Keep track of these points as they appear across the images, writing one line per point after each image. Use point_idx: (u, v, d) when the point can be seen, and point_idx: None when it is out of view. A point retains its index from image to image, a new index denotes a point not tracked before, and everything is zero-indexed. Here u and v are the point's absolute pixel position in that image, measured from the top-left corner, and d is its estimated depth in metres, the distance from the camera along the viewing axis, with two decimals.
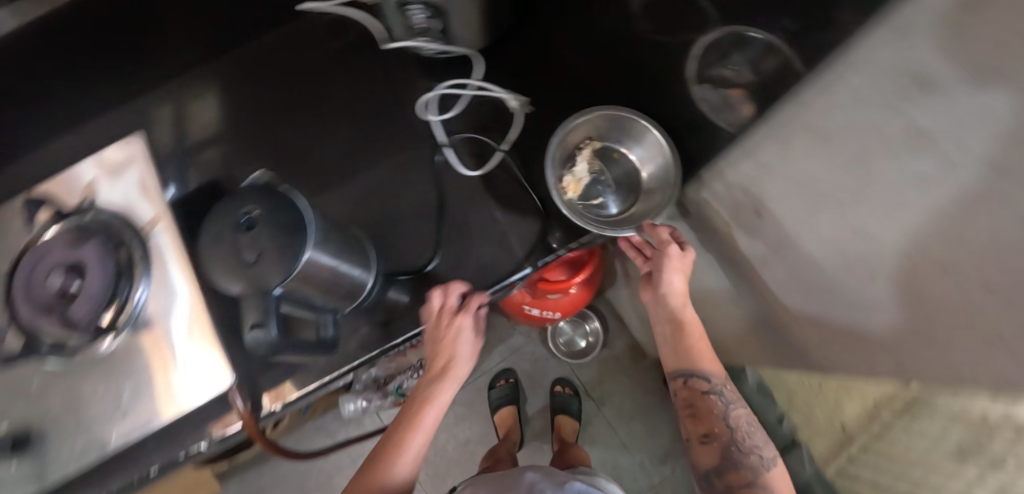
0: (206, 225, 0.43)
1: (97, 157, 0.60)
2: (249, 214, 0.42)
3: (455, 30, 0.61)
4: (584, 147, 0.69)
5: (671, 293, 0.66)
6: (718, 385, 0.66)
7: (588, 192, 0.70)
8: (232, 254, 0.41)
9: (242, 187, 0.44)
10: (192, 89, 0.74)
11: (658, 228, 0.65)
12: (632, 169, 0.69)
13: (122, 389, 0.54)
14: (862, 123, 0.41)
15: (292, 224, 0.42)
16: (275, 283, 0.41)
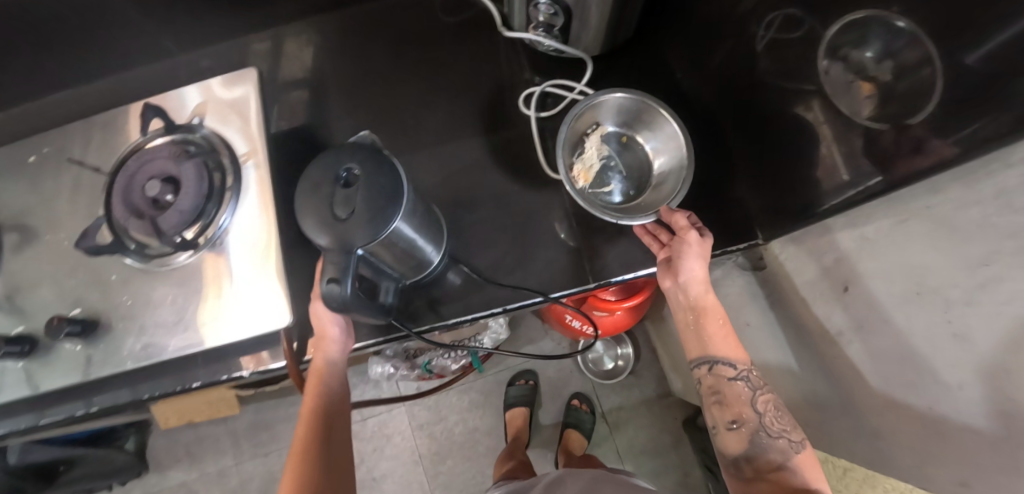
0: (307, 173, 0.44)
1: (214, 81, 0.63)
2: (349, 171, 0.43)
3: (575, 32, 0.61)
4: (592, 132, 0.68)
5: (690, 280, 0.56)
6: (743, 370, 0.55)
7: (598, 179, 0.68)
8: (325, 206, 0.42)
9: (347, 143, 0.45)
10: (313, 34, 0.77)
11: (676, 213, 0.57)
12: (646, 158, 0.68)
13: (188, 303, 0.57)
14: (997, 226, 0.37)
15: (389, 190, 0.43)
16: (359, 242, 0.42)
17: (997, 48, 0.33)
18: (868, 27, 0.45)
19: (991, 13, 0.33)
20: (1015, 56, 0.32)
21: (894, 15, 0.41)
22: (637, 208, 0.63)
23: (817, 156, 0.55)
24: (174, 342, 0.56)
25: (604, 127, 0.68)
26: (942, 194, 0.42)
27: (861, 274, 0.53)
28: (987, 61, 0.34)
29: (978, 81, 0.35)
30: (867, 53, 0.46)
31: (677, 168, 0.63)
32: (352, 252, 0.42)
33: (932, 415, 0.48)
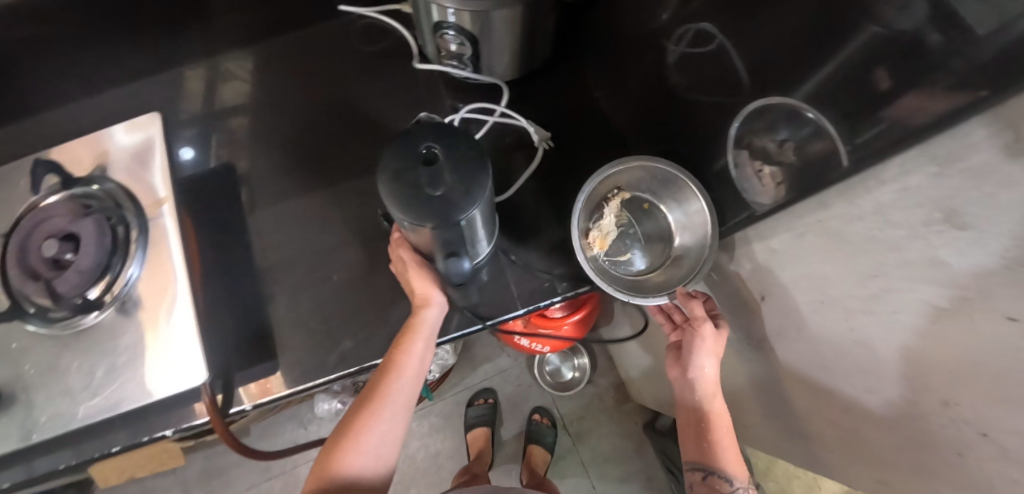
0: (382, 158, 0.43)
1: (116, 128, 0.60)
2: (429, 147, 0.44)
3: (484, 57, 0.62)
4: (611, 199, 0.67)
5: (701, 381, 0.60)
6: (738, 487, 0.59)
7: (615, 246, 0.68)
8: (418, 186, 0.42)
9: (413, 124, 0.45)
10: (224, 69, 0.75)
11: (694, 302, 0.57)
12: (667, 229, 0.65)
13: (96, 366, 0.53)
14: (880, 239, 0.39)
15: (472, 156, 0.44)
16: (462, 212, 0.43)
17: (849, 65, 0.36)
18: (777, 116, 0.46)
19: (854, 36, 0.35)
20: (857, 72, 0.36)
21: (805, 106, 0.42)
22: (652, 286, 0.63)
23: (725, 181, 0.57)
24: (83, 409, 0.52)
25: (626, 193, 0.66)
26: (831, 207, 0.44)
27: (770, 285, 0.55)
28: (840, 78, 0.37)
29: (837, 100, 0.38)
30: (776, 138, 0.47)
31: (698, 248, 0.60)
32: (457, 224, 0.43)
33: (849, 415, 0.50)
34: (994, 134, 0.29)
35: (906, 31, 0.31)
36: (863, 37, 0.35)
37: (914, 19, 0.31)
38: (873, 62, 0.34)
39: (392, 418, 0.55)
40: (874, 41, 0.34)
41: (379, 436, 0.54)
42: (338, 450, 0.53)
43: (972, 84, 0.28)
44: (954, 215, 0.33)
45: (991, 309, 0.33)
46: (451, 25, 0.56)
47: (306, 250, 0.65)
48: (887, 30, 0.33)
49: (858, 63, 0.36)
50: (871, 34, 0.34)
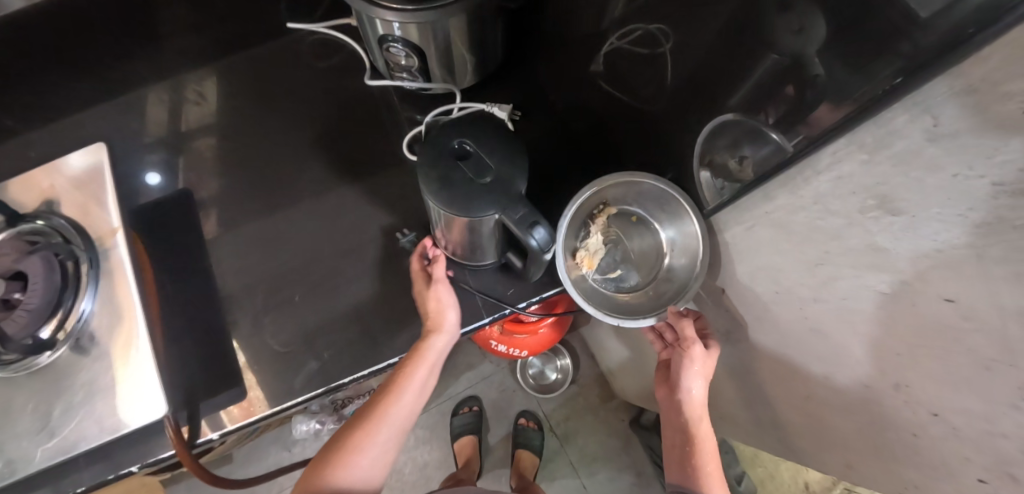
0: (423, 173, 0.46)
1: (62, 161, 0.59)
2: (460, 144, 0.48)
3: (432, 70, 0.62)
4: (597, 215, 0.64)
5: (689, 402, 0.59)
6: None
7: (603, 264, 0.66)
8: (469, 181, 0.46)
9: (435, 132, 0.49)
10: (173, 93, 0.74)
11: (685, 320, 0.58)
12: (656, 245, 0.64)
13: (51, 407, 0.52)
14: (822, 228, 0.40)
15: (502, 139, 0.48)
16: (520, 184, 0.46)
17: (766, 81, 0.38)
18: (738, 135, 0.44)
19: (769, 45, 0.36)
20: (769, 86, 0.38)
21: (766, 127, 0.40)
22: (646, 306, 0.62)
23: (688, 179, 0.57)
24: (40, 452, 0.51)
25: (613, 209, 0.64)
26: (776, 199, 0.45)
27: (732, 277, 0.57)
28: (756, 92, 0.39)
29: (752, 113, 0.41)
30: (738, 157, 0.46)
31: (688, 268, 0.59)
32: (522, 197, 0.46)
33: (812, 402, 0.51)
34: (914, 119, 0.30)
35: (802, 53, 0.34)
36: (767, 62, 0.37)
37: (815, 37, 0.32)
38: (780, 81, 0.37)
39: (388, 439, 0.55)
40: (775, 66, 0.36)
41: (372, 457, 0.53)
42: (329, 466, 0.52)
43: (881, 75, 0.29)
44: (886, 201, 0.34)
45: (927, 291, 0.34)
46: (396, 38, 0.56)
47: (269, 271, 0.65)
48: (792, 49, 0.34)
49: (767, 81, 0.38)
50: (771, 60, 0.36)
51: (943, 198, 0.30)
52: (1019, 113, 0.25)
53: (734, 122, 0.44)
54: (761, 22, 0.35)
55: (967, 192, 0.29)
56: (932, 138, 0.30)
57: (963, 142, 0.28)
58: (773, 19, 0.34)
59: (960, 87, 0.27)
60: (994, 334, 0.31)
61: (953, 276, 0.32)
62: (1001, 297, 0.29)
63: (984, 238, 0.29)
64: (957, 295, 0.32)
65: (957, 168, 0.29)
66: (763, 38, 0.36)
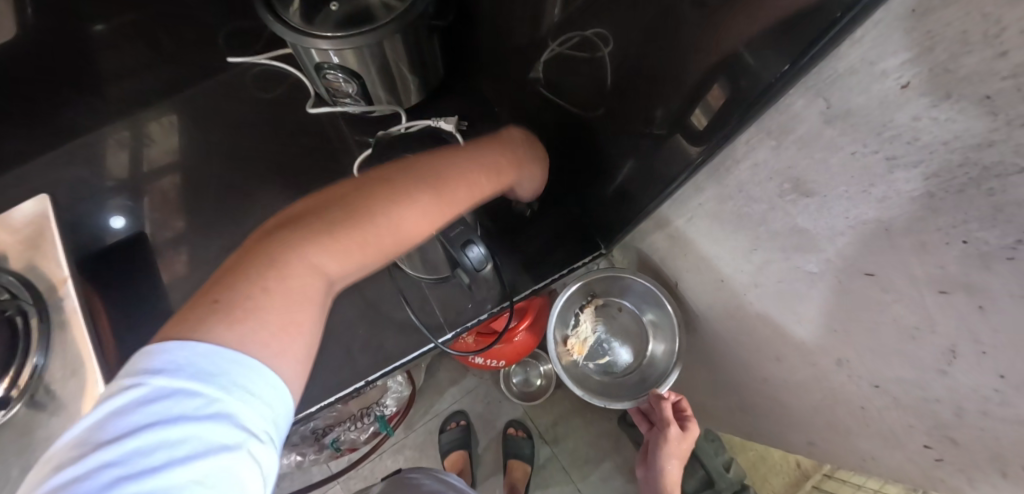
0: None
1: (5, 216, 0.59)
2: None
3: (375, 92, 0.63)
4: (586, 306, 0.76)
5: (662, 478, 0.62)
6: None
7: (594, 350, 0.77)
8: None
9: None
10: (123, 138, 0.75)
11: (664, 404, 0.63)
12: (643, 334, 0.73)
13: (8, 467, 0.50)
14: (747, 214, 0.42)
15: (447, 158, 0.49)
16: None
17: (691, 80, 0.38)
18: (684, 127, 0.42)
19: (687, 30, 0.35)
20: (697, 86, 0.37)
21: (715, 115, 0.37)
22: (631, 388, 0.72)
23: (631, 185, 0.57)
24: None
25: (598, 299, 0.75)
26: (706, 191, 0.46)
27: (683, 269, 0.60)
28: (686, 92, 0.39)
29: (688, 111, 0.40)
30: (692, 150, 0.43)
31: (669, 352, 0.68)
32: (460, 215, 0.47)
33: (770, 386, 0.52)
34: (811, 103, 0.31)
35: (724, 49, 0.33)
36: (694, 61, 0.36)
37: (729, 33, 0.31)
38: (708, 80, 0.36)
39: (421, 215, 0.38)
40: (703, 64, 0.35)
41: (397, 233, 0.36)
42: (341, 213, 0.34)
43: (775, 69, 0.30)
44: (801, 184, 0.35)
45: (849, 267, 0.35)
46: (333, 66, 0.56)
47: None
48: (705, 46, 0.34)
49: (696, 81, 0.37)
50: (698, 59, 0.36)
51: (847, 175, 0.31)
52: (899, 90, 0.25)
53: (678, 120, 0.42)
54: (682, 22, 0.35)
55: (866, 169, 0.30)
56: (829, 119, 0.30)
57: (855, 122, 0.29)
58: (689, 19, 0.34)
59: (843, 69, 0.28)
60: (913, 303, 0.32)
61: (870, 248, 0.33)
62: (912, 266, 0.30)
63: (888, 212, 0.30)
64: (876, 269, 0.33)
65: (856, 144, 0.29)
66: (685, 39, 0.35)
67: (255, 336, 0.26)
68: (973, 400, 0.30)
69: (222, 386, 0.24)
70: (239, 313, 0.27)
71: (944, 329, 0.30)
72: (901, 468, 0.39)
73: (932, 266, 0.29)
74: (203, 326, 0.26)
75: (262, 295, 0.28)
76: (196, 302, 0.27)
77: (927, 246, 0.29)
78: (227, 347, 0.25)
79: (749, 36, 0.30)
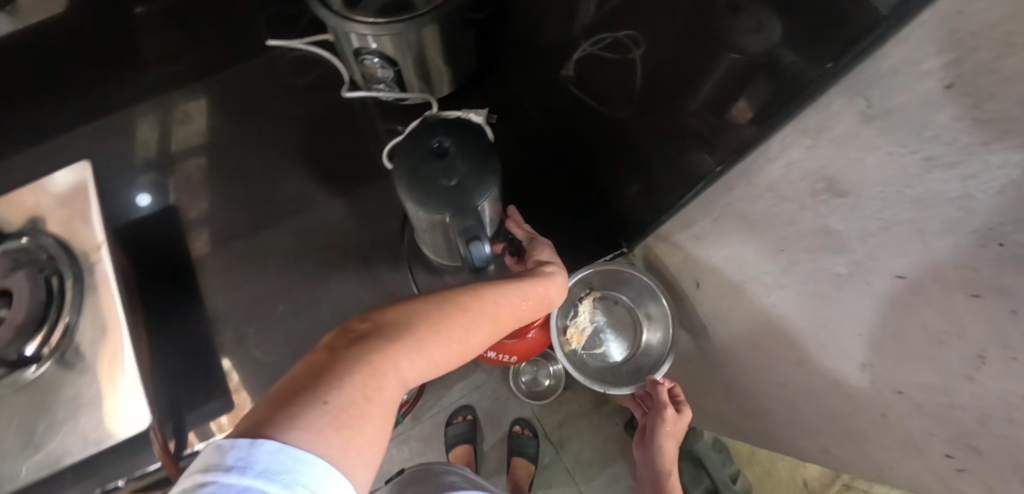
0: (398, 169, 0.48)
1: (47, 180, 0.61)
2: (441, 143, 0.49)
3: (408, 79, 0.64)
4: (584, 298, 0.78)
5: (660, 458, 0.62)
6: None
7: (591, 340, 0.79)
8: (434, 181, 0.47)
9: (420, 129, 0.50)
10: (158, 112, 0.77)
11: (660, 386, 0.64)
12: (636, 322, 0.77)
13: (36, 422, 0.52)
14: (777, 215, 0.42)
15: (477, 149, 0.49)
16: (479, 198, 0.47)
17: (725, 81, 0.39)
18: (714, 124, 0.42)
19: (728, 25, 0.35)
20: (731, 88, 0.39)
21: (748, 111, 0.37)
22: (627, 375, 0.74)
23: (653, 185, 0.58)
24: (26, 466, 0.51)
25: (597, 291, 0.77)
26: (736, 190, 0.46)
27: (704, 270, 0.60)
28: (720, 92, 0.40)
29: (724, 109, 0.41)
30: (720, 148, 0.43)
31: (663, 341, 0.71)
32: (475, 210, 0.47)
33: (787, 391, 0.53)
34: (849, 102, 0.31)
35: (762, 53, 0.34)
36: (727, 63, 0.38)
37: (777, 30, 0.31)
38: (747, 79, 0.37)
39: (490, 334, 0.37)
40: (736, 66, 0.37)
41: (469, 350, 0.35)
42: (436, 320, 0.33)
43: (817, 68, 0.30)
44: (834, 184, 0.35)
45: (879, 269, 0.35)
46: (370, 51, 0.57)
47: (252, 291, 0.69)
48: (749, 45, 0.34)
49: (733, 82, 0.38)
50: (731, 60, 0.37)
51: (885, 174, 0.31)
52: (941, 90, 0.25)
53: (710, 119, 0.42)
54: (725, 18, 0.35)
55: (903, 169, 0.30)
56: (869, 118, 0.30)
57: (895, 121, 0.29)
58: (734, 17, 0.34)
59: (887, 67, 0.28)
60: (944, 307, 0.31)
61: (903, 250, 0.33)
62: (945, 269, 0.30)
63: (922, 213, 0.30)
64: (908, 271, 0.33)
65: (896, 142, 0.29)
66: (719, 40, 0.37)
67: (350, 451, 0.25)
68: (999, 408, 0.30)
69: (288, 487, 0.22)
70: (348, 418, 0.25)
71: (973, 334, 0.30)
72: (914, 476, 0.39)
73: (966, 270, 0.29)
74: (304, 419, 0.24)
75: (365, 402, 0.26)
76: (294, 400, 0.25)
77: (960, 248, 0.29)
78: (321, 454, 0.23)
79: (785, 37, 0.32)
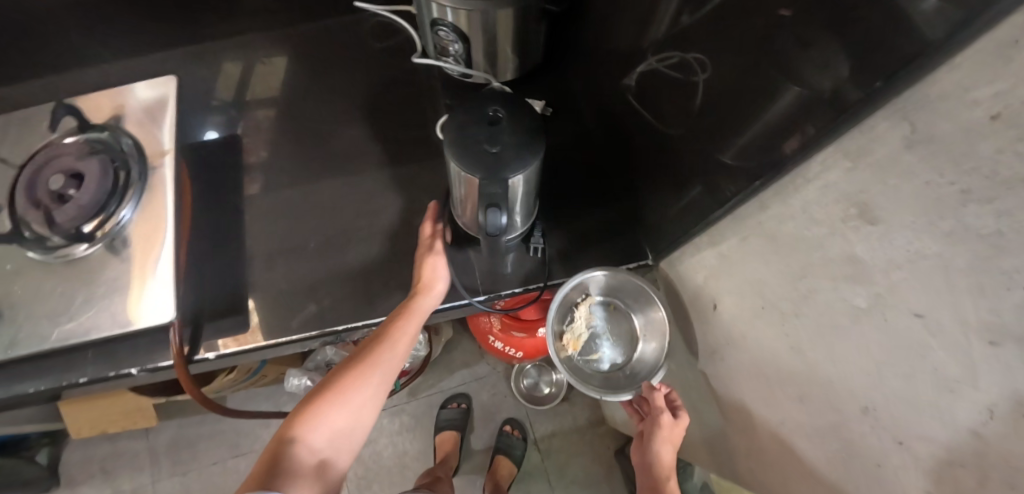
0: (451, 128, 0.51)
1: (138, 86, 0.67)
2: (495, 112, 0.51)
3: (475, 58, 0.68)
4: (580, 303, 0.79)
5: (657, 462, 0.64)
6: None
7: (587, 345, 0.81)
8: (479, 145, 0.49)
9: (483, 94, 0.53)
10: (245, 51, 0.84)
11: (656, 393, 0.67)
12: (635, 331, 0.79)
13: (76, 295, 0.57)
14: (806, 239, 0.42)
15: (527, 125, 0.51)
16: (512, 172, 0.48)
17: (784, 117, 0.38)
18: (753, 144, 0.43)
19: (784, 45, 0.36)
20: (785, 118, 0.38)
21: (790, 129, 0.38)
22: (622, 380, 0.77)
23: (688, 200, 0.58)
24: (58, 332, 0.56)
25: (592, 298, 0.77)
26: (769, 209, 0.46)
27: (724, 292, 0.60)
28: (764, 111, 0.40)
29: (768, 134, 0.41)
30: (757, 165, 0.43)
31: (659, 351, 0.75)
32: (505, 181, 0.48)
33: (785, 429, 0.51)
34: (894, 127, 0.31)
35: (827, 89, 0.33)
36: (789, 93, 0.37)
37: (831, 54, 0.32)
38: (801, 114, 0.36)
39: (368, 373, 0.57)
40: (797, 97, 0.36)
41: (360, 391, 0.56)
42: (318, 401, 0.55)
43: (868, 82, 0.30)
44: (867, 211, 0.35)
45: (899, 305, 0.34)
46: (447, 23, 0.61)
47: (290, 226, 0.73)
48: (800, 64, 0.35)
49: (786, 114, 0.38)
50: (794, 91, 0.36)
51: (921, 204, 0.31)
52: (986, 120, 0.25)
53: (752, 138, 0.43)
54: (784, 38, 0.36)
55: (937, 200, 0.29)
56: (911, 144, 0.30)
57: (937, 149, 0.29)
58: (790, 37, 0.35)
59: (935, 94, 0.28)
60: (958, 351, 0.30)
61: (926, 287, 0.32)
62: (964, 310, 0.29)
63: (951, 248, 0.29)
64: (927, 309, 0.32)
65: (934, 170, 0.29)
66: (776, 60, 0.37)
67: None
68: (1000, 467, 0.29)
69: None
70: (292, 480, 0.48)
71: (985, 384, 0.29)
72: None
73: (985, 311, 0.28)
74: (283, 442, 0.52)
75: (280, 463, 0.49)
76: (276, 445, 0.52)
77: (984, 289, 0.28)
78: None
79: (851, 71, 0.31)
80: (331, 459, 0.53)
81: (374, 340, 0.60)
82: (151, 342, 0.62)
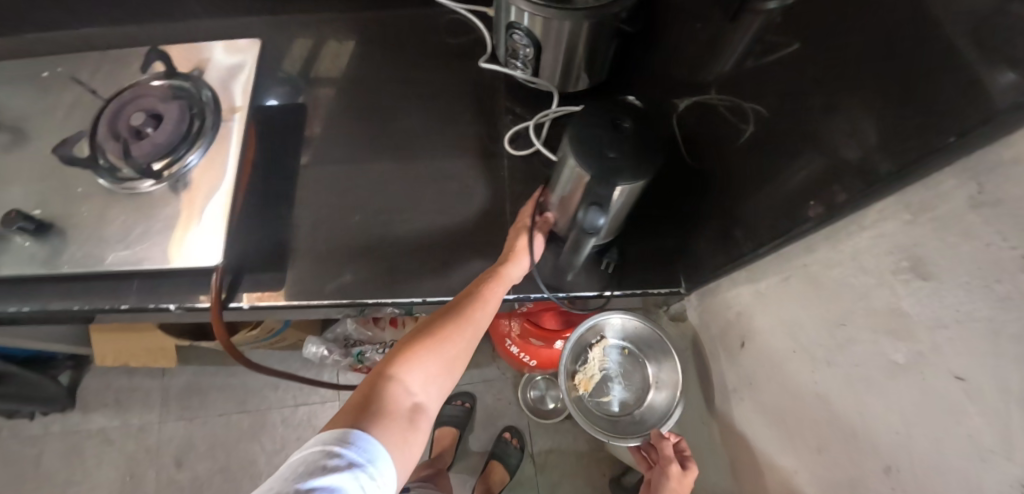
0: (580, 123, 0.53)
1: (225, 43, 0.71)
2: (621, 121, 0.52)
3: (541, 64, 0.70)
4: (595, 344, 0.83)
5: None
6: None
7: (599, 388, 0.83)
8: (600, 146, 0.51)
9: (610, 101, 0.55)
10: (324, 28, 0.88)
11: (665, 441, 0.66)
12: (648, 378, 0.80)
13: (135, 225, 0.61)
14: (852, 288, 0.42)
15: (612, 133, 0.52)
16: (623, 181, 0.50)
17: (817, 174, 0.40)
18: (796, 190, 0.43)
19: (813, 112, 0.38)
20: (816, 181, 0.40)
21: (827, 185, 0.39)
22: (628, 424, 0.77)
23: (728, 235, 0.59)
24: (112, 256, 0.59)
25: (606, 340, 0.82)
26: (817, 252, 0.46)
27: (756, 332, 0.59)
28: (797, 167, 0.42)
29: (804, 190, 0.42)
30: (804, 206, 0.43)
31: (670, 399, 0.75)
32: (614, 187, 0.50)
33: (801, 478, 0.51)
34: (962, 185, 0.30)
35: (854, 158, 0.35)
36: (815, 159, 0.39)
37: (862, 127, 0.33)
38: (830, 178, 0.38)
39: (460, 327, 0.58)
40: (824, 162, 0.38)
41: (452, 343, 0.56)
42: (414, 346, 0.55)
43: (896, 156, 0.32)
44: (921, 265, 0.34)
45: (940, 367, 0.34)
46: (522, 27, 0.63)
47: (338, 197, 0.75)
48: (826, 132, 0.37)
49: (816, 177, 0.40)
50: (819, 159, 0.39)
51: (981, 265, 0.30)
52: None
53: (789, 190, 0.44)
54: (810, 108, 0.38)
55: (996, 262, 0.29)
56: (978, 204, 0.29)
57: (1003, 210, 0.28)
58: (814, 109, 0.37)
59: (1008, 155, 0.27)
60: (996, 419, 0.30)
61: (973, 352, 0.31)
62: (1008, 378, 0.29)
63: (1004, 313, 0.29)
64: (970, 373, 0.31)
65: (997, 232, 0.28)
66: (804, 128, 0.39)
67: (397, 445, 0.47)
68: None
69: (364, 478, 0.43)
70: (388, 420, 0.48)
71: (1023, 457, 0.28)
72: None
73: None
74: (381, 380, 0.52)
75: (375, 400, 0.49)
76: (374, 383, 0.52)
77: None
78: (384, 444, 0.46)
79: (879, 141, 0.32)
80: (424, 404, 0.52)
81: (467, 298, 0.61)
82: (192, 282, 0.65)
